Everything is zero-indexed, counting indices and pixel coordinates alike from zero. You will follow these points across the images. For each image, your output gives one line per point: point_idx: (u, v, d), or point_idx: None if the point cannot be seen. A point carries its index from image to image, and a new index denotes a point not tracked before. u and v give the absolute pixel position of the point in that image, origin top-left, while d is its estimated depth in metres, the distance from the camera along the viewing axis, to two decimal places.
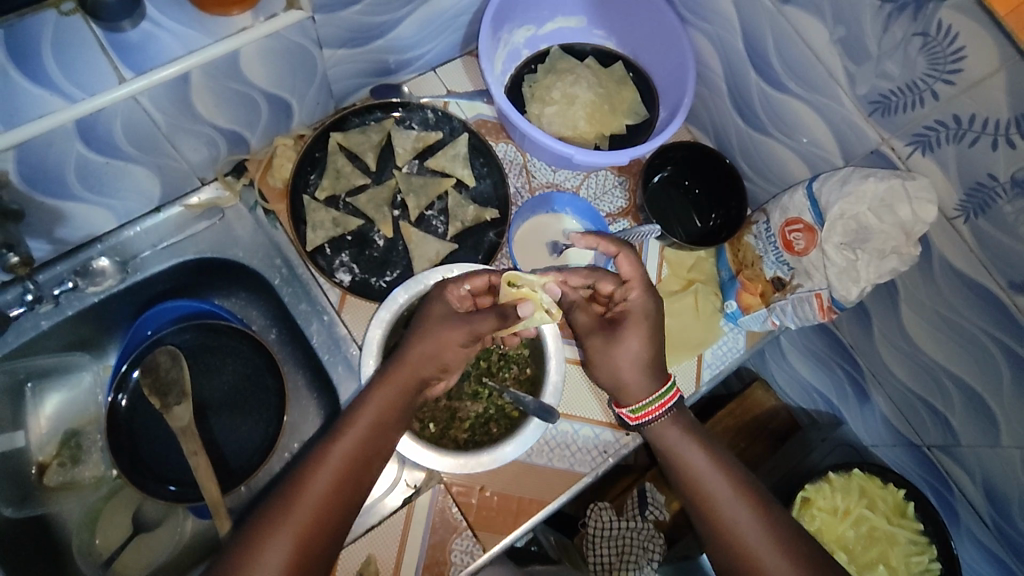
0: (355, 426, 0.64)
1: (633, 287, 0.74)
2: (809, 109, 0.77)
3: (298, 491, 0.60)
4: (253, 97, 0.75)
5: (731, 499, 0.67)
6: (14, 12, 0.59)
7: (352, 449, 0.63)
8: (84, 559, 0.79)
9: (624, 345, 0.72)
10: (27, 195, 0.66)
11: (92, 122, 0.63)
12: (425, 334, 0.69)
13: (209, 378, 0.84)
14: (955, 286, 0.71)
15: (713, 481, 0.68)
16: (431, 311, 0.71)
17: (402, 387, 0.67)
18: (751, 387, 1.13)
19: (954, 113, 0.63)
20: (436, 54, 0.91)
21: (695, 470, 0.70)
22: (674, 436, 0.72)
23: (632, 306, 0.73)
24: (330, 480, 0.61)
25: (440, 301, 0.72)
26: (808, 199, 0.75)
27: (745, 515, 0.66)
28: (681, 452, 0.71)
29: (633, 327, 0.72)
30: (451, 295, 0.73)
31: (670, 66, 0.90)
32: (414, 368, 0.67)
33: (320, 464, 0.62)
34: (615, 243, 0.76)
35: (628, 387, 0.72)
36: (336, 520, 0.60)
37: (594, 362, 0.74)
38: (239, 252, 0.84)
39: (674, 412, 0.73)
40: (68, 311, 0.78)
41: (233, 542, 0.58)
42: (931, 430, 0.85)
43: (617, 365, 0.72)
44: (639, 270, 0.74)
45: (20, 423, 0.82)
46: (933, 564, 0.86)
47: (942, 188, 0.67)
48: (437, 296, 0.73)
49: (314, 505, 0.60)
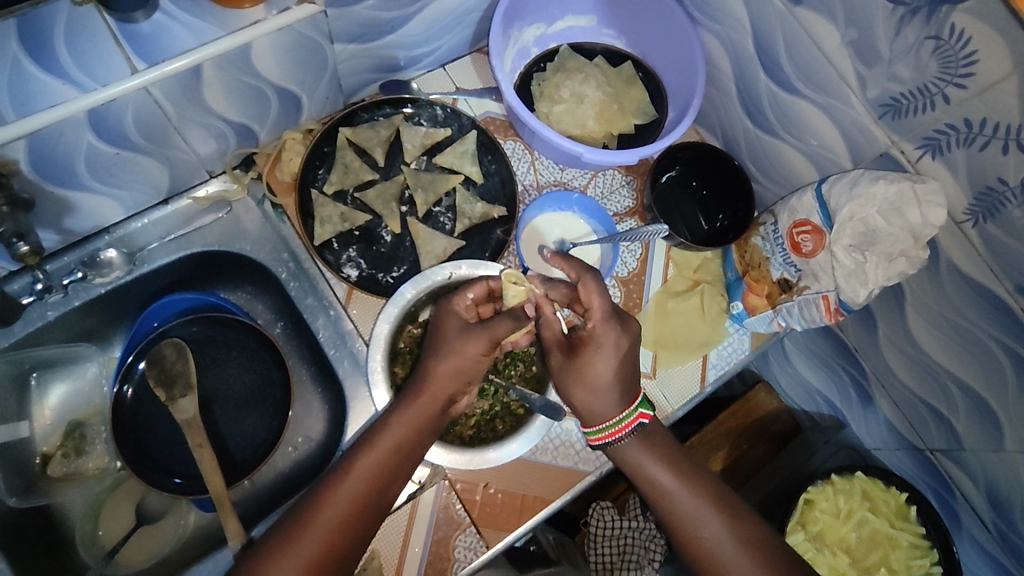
0: (378, 447, 0.67)
1: (593, 315, 0.71)
2: (819, 111, 0.77)
3: (318, 507, 0.64)
4: (263, 90, 0.75)
5: (699, 513, 0.69)
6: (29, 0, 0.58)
7: (381, 463, 0.66)
8: (87, 550, 0.80)
9: (581, 370, 0.70)
10: (37, 184, 0.66)
11: (103, 113, 0.63)
12: (446, 351, 0.71)
13: (214, 371, 0.84)
14: (962, 290, 0.71)
15: (681, 497, 0.70)
16: (446, 326, 0.73)
17: (429, 405, 0.69)
18: (753, 389, 1.12)
19: (965, 116, 0.63)
20: (446, 50, 0.91)
21: (662, 488, 0.70)
22: (639, 456, 0.71)
23: (590, 333, 0.71)
24: (357, 492, 0.65)
25: (450, 316, 0.74)
26: (817, 201, 0.75)
27: (715, 528, 0.68)
28: (647, 471, 0.71)
29: (591, 354, 0.70)
30: (460, 306, 0.75)
31: (679, 66, 0.90)
32: (441, 385, 0.70)
33: (349, 476, 0.65)
34: (575, 269, 0.73)
35: (587, 409, 0.72)
36: (362, 528, 0.64)
37: (558, 381, 0.74)
38: (247, 245, 0.84)
39: (637, 435, 0.72)
40: (76, 300, 0.78)
41: (256, 550, 0.62)
42: (934, 433, 0.85)
43: (575, 389, 0.72)
44: (600, 299, 0.71)
45: (25, 413, 0.82)
46: (934, 567, 0.86)
47: (951, 191, 0.67)
48: (444, 309, 0.75)
49: (341, 513, 0.63)
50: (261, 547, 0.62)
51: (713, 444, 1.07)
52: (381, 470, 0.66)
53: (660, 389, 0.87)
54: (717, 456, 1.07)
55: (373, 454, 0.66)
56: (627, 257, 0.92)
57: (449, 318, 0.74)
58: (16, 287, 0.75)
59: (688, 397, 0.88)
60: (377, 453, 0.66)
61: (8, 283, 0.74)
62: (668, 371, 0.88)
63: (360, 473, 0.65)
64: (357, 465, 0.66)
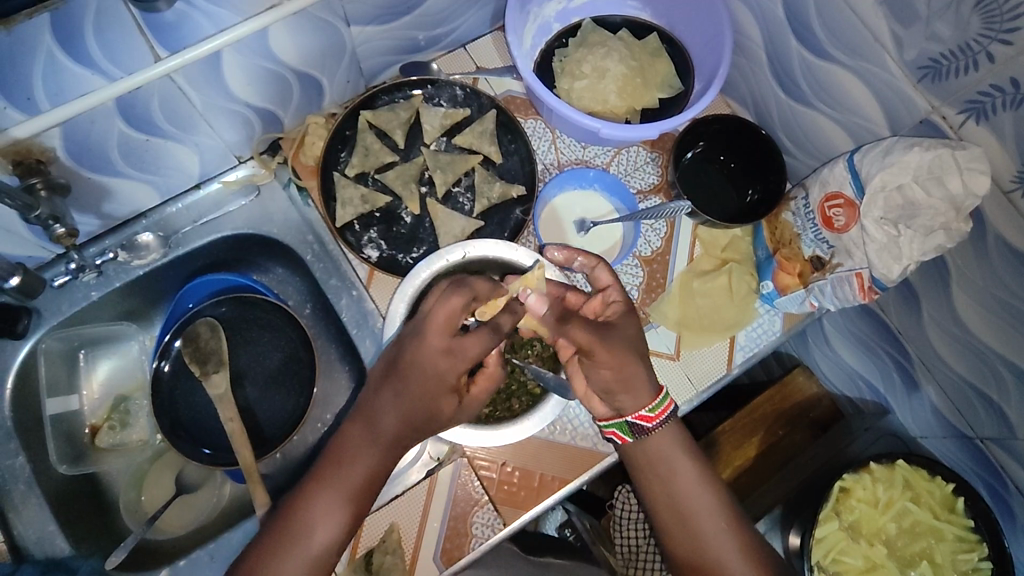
0: (363, 457, 0.66)
1: (610, 292, 0.75)
2: (853, 77, 0.72)
3: (299, 525, 0.65)
4: (283, 75, 0.77)
5: (707, 508, 0.72)
6: (26, 12, 0.53)
7: (371, 469, 0.66)
8: (131, 516, 0.86)
9: (626, 323, 0.73)
10: (74, 170, 0.70)
11: (131, 100, 0.66)
12: (442, 417, 0.66)
13: (245, 350, 0.87)
14: (1011, 266, 0.65)
15: (697, 496, 0.72)
16: (439, 386, 0.64)
17: (428, 424, 0.66)
18: (791, 371, 1.07)
19: (1011, 76, 0.58)
20: (466, 30, 0.90)
21: (683, 485, 0.72)
22: (667, 448, 0.73)
23: (621, 305, 0.74)
24: (348, 499, 0.65)
25: (442, 381, 0.64)
26: (849, 171, 0.71)
27: (724, 530, 0.71)
28: (670, 462, 0.73)
29: (632, 323, 0.73)
30: (451, 372, 0.64)
31: (707, 37, 0.87)
32: (436, 421, 0.66)
33: (337, 485, 0.65)
34: (592, 257, 0.77)
35: (637, 389, 0.71)
36: (357, 519, 0.66)
37: (602, 365, 0.69)
38: (274, 228, 0.87)
39: (668, 423, 0.74)
40: (116, 281, 0.83)
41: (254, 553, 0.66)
42: (985, 422, 0.79)
43: (628, 367, 0.70)
44: (618, 281, 0.76)
45: (74, 387, 0.88)
46: (982, 562, 0.81)
47: (998, 158, 0.62)
48: (437, 380, 0.64)
49: (346, 518, 0.65)
50: (255, 550, 0.66)
51: (751, 427, 1.04)
52: (375, 474, 0.66)
53: (684, 370, 0.85)
54: (751, 443, 1.03)
55: (362, 461, 0.66)
56: (650, 235, 0.89)
57: (436, 383, 0.64)
58: (53, 275, 0.80)
59: (712, 378, 0.85)
60: (364, 461, 0.66)
61: (45, 270, 0.80)
62: (691, 353, 0.85)
63: (349, 481, 0.65)
64: (345, 473, 0.66)
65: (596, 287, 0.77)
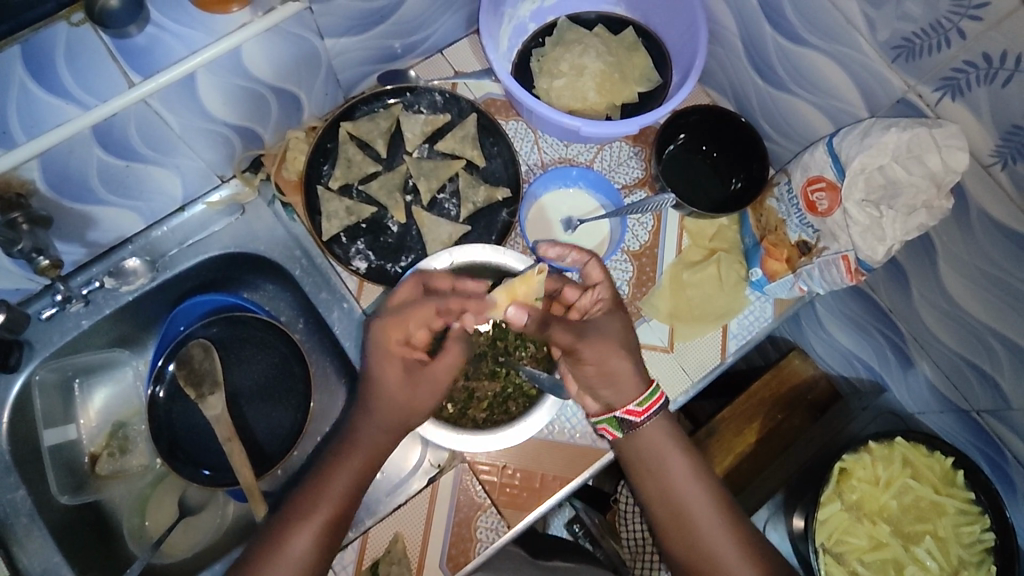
0: (351, 464, 0.69)
1: (598, 287, 0.75)
2: (830, 61, 0.72)
3: (284, 540, 0.65)
4: (260, 92, 0.76)
5: (700, 502, 0.72)
6: None
7: (350, 482, 0.68)
8: (135, 542, 0.86)
9: (612, 320, 0.73)
10: (56, 202, 0.70)
11: (107, 127, 0.65)
12: (399, 395, 0.67)
13: (239, 369, 0.87)
14: (994, 239, 0.66)
15: (691, 491, 0.73)
16: (381, 357, 0.67)
17: (383, 412, 0.68)
18: (787, 356, 1.06)
19: (983, 51, 0.59)
20: (441, 36, 0.90)
21: (675, 480, 0.73)
22: (661, 445, 0.74)
23: (608, 302, 0.75)
24: (335, 512, 0.67)
25: (384, 351, 0.67)
26: (829, 155, 0.71)
27: (717, 524, 0.71)
28: (664, 458, 0.74)
29: (618, 320, 0.73)
30: (397, 338, 0.68)
31: (682, 29, 0.87)
32: (387, 399, 0.67)
33: (318, 501, 0.67)
34: (584, 252, 0.77)
35: (634, 384, 0.71)
36: (335, 534, 0.67)
37: (587, 362, 0.70)
38: (261, 246, 0.87)
39: (659, 418, 0.74)
40: (106, 309, 0.83)
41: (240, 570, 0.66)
42: (980, 395, 0.79)
43: (611, 361, 0.70)
44: (609, 277, 0.77)
45: (70, 417, 0.88)
46: (985, 534, 0.82)
47: (975, 133, 0.63)
48: (377, 344, 0.67)
49: (324, 527, 0.66)
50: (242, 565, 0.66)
51: (749, 413, 1.03)
52: (356, 486, 0.69)
53: (678, 362, 0.85)
54: (751, 429, 1.03)
55: (342, 471, 0.68)
56: (637, 229, 0.89)
57: (385, 352, 0.67)
58: (38, 308, 0.80)
59: (706, 369, 0.85)
60: (348, 472, 0.68)
61: (29, 305, 0.80)
62: (686, 344, 0.85)
63: (330, 493, 0.67)
64: (328, 484, 0.68)
65: (587, 284, 0.77)
